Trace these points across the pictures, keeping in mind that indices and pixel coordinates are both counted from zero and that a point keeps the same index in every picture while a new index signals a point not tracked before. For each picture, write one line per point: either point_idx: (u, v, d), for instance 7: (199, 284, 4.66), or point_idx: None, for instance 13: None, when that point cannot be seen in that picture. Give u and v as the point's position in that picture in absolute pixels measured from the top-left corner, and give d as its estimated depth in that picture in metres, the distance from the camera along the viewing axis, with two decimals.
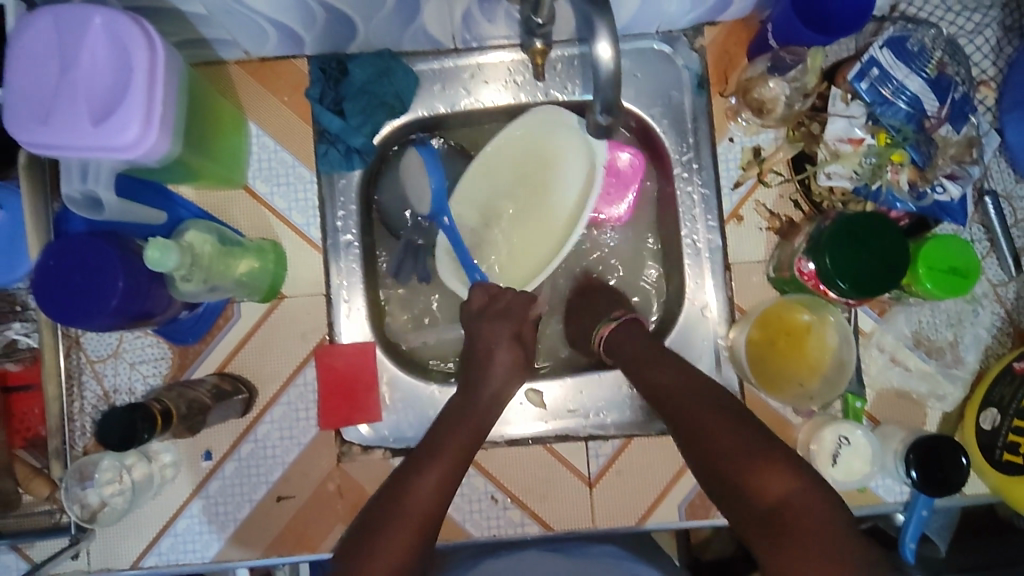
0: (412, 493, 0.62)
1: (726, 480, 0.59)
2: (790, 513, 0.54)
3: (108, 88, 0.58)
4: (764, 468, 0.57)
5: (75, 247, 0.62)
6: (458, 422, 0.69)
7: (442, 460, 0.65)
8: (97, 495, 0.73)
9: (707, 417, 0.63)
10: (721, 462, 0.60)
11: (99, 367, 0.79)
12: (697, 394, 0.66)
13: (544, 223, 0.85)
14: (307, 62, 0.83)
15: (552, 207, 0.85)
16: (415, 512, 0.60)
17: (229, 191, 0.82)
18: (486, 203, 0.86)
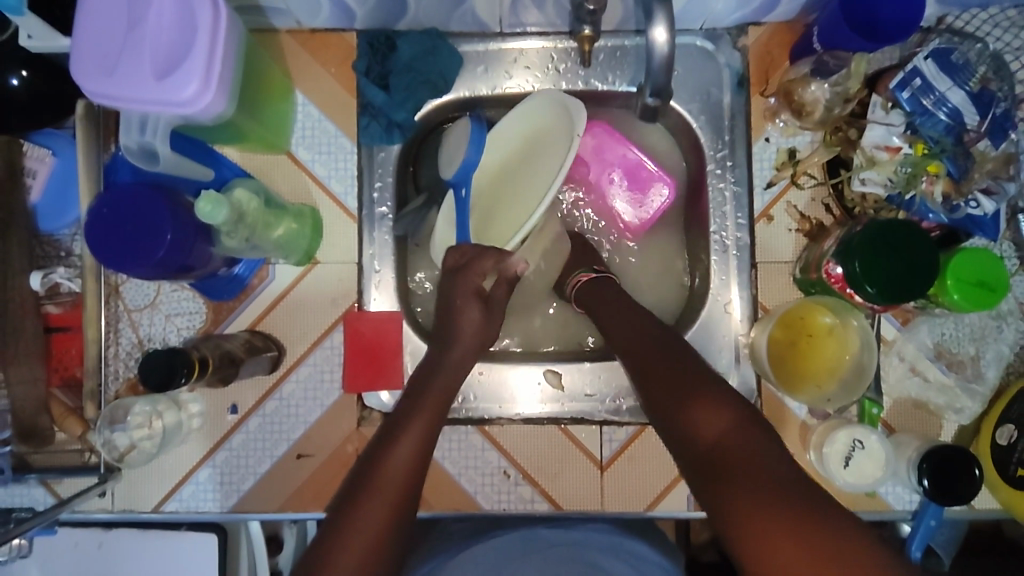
0: (388, 465, 0.62)
1: (670, 421, 0.61)
2: (730, 451, 0.56)
3: (172, 45, 0.60)
4: (703, 406, 0.59)
5: (129, 197, 0.65)
6: (432, 387, 0.70)
7: (421, 415, 0.67)
8: (127, 437, 0.77)
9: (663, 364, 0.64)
10: (668, 406, 0.61)
11: (136, 316, 0.82)
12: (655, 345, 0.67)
13: (531, 196, 0.79)
14: (356, 36, 0.85)
15: (539, 180, 0.79)
16: (391, 482, 0.61)
17: (272, 156, 0.84)
18: (492, 182, 0.84)
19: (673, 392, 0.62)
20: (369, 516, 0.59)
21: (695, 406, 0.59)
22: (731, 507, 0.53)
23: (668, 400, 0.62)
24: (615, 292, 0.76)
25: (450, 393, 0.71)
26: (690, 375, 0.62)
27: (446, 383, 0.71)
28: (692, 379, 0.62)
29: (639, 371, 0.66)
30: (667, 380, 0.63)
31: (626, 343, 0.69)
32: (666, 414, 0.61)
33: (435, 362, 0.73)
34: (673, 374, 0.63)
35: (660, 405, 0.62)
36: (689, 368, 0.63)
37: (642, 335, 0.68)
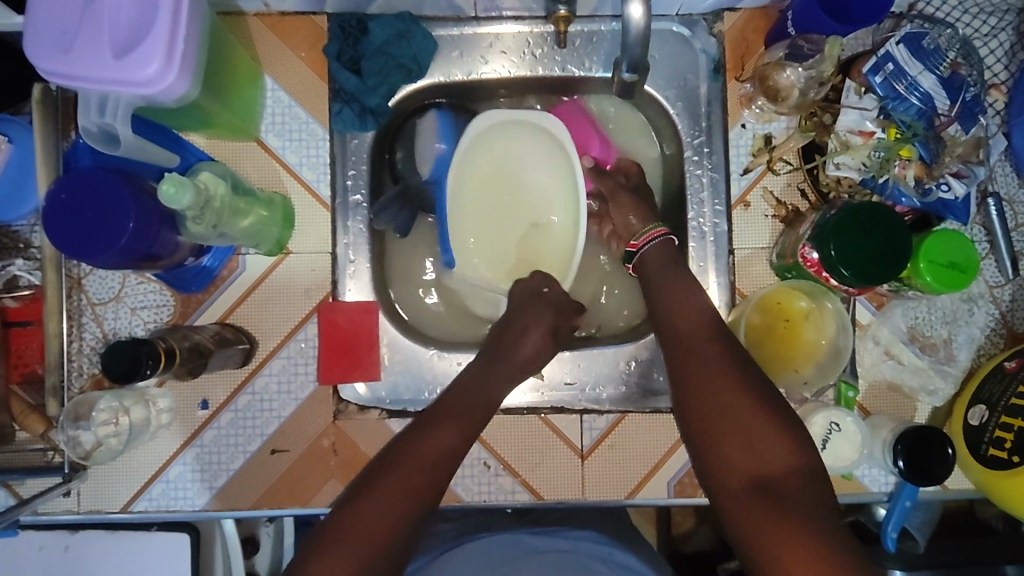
0: (405, 459, 0.63)
1: (715, 437, 0.63)
2: (778, 486, 0.59)
3: (131, 22, 0.58)
4: (757, 436, 0.61)
5: (87, 181, 0.62)
6: (463, 397, 0.70)
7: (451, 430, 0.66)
8: (92, 435, 0.73)
9: (723, 376, 0.64)
10: (718, 420, 0.63)
11: (100, 310, 0.79)
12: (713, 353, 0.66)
13: (540, 221, 0.86)
14: (327, 20, 0.83)
15: (537, 206, 0.86)
16: (399, 473, 0.62)
17: (241, 143, 0.82)
18: (479, 212, 0.86)
19: (738, 424, 0.62)
20: (371, 502, 0.60)
21: (757, 433, 0.61)
22: (759, 545, 0.57)
23: (722, 418, 0.63)
24: (680, 285, 0.73)
25: (484, 409, 0.71)
26: (756, 400, 0.63)
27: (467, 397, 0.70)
28: (756, 404, 0.63)
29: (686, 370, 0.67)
30: (732, 404, 0.63)
31: (686, 346, 0.68)
32: (718, 432, 0.63)
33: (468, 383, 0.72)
34: (738, 396, 0.63)
35: (712, 427, 0.63)
36: (757, 391, 0.63)
37: (708, 345, 0.67)
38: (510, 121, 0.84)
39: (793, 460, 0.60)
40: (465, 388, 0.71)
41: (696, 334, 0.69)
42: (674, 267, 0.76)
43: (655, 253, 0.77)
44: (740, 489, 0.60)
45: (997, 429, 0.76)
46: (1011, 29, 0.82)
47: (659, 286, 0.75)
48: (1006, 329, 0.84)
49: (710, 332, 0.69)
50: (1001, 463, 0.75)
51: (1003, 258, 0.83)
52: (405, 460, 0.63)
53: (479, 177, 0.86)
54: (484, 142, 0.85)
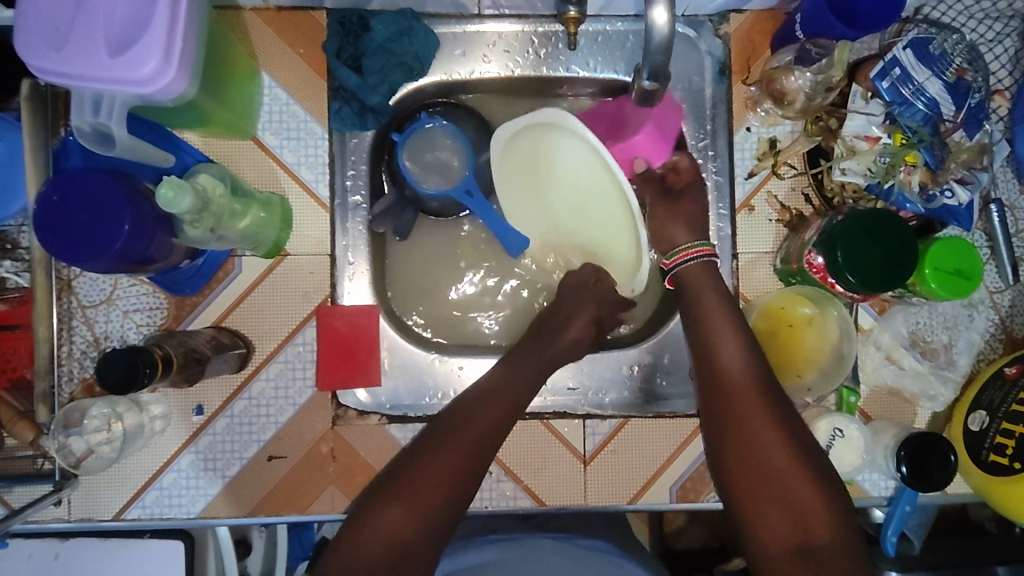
0: (420, 484, 0.63)
1: (756, 481, 0.63)
2: (817, 545, 0.60)
3: (127, 19, 0.56)
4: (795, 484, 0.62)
5: (79, 182, 0.60)
6: (480, 410, 0.69)
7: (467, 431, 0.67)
8: (83, 443, 0.71)
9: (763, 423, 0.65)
10: (760, 469, 0.63)
11: (90, 313, 0.77)
12: (753, 394, 0.66)
13: (599, 207, 0.82)
14: (326, 16, 0.81)
15: (586, 193, 0.82)
16: (415, 500, 0.62)
17: (237, 141, 0.79)
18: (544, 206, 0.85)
19: (778, 476, 0.63)
20: (388, 522, 0.61)
21: (796, 492, 0.62)
22: None
23: (764, 471, 0.63)
24: (726, 323, 0.71)
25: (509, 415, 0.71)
26: (796, 453, 0.64)
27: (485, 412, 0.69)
28: (800, 466, 0.63)
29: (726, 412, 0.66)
30: (773, 459, 0.63)
31: (729, 388, 0.67)
32: (762, 488, 0.63)
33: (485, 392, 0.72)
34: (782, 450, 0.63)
35: (748, 471, 0.64)
36: (800, 444, 0.64)
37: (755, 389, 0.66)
38: (523, 125, 0.80)
39: (830, 527, 0.61)
40: (483, 400, 0.71)
41: (744, 379, 0.67)
42: (719, 290, 0.74)
43: (695, 275, 0.75)
44: (777, 544, 0.61)
45: (997, 435, 0.76)
46: (1016, 35, 0.82)
47: (707, 319, 0.72)
48: (1005, 335, 0.85)
49: (758, 376, 0.67)
50: (1004, 469, 0.75)
51: (1003, 264, 0.83)
52: (424, 478, 0.63)
53: (522, 188, 0.84)
54: (508, 154, 0.81)
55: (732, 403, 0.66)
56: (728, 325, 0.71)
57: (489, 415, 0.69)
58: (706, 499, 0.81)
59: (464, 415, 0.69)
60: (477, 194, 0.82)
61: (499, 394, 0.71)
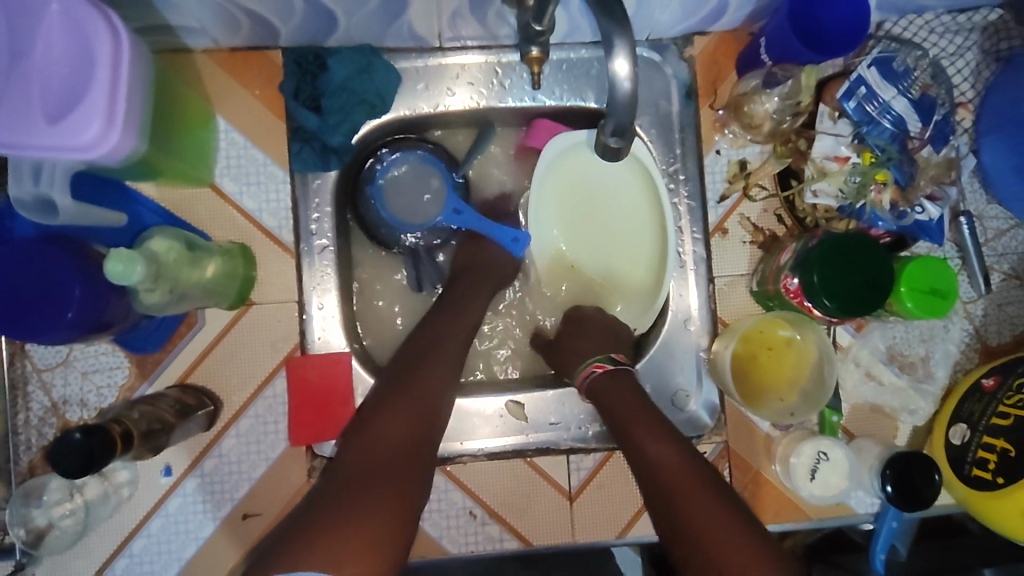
0: (367, 443, 0.58)
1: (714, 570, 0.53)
2: None
3: (65, 81, 0.52)
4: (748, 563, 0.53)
5: (19, 255, 0.56)
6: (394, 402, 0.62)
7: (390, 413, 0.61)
8: (46, 517, 0.69)
9: (698, 502, 0.58)
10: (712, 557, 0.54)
11: (47, 377, 0.73)
12: (685, 470, 0.61)
13: (628, 235, 0.84)
14: (281, 54, 0.78)
15: (635, 240, 0.84)
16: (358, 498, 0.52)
17: (194, 189, 0.76)
18: (584, 225, 0.85)
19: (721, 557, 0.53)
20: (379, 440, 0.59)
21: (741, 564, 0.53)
22: None
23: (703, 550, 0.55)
24: (645, 418, 0.67)
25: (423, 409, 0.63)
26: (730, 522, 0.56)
27: (433, 368, 0.67)
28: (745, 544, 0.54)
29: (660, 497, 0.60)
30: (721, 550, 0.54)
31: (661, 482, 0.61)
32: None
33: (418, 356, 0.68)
34: (714, 522, 0.56)
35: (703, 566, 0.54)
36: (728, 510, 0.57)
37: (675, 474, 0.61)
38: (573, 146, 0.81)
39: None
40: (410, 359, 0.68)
41: (672, 470, 0.61)
42: (632, 390, 0.71)
43: (600, 386, 0.72)
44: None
45: (979, 450, 0.76)
46: (976, 48, 0.82)
47: (624, 422, 0.68)
48: (980, 345, 0.85)
49: (687, 466, 0.61)
50: (985, 484, 0.75)
51: (975, 274, 0.84)
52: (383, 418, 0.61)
53: (568, 206, 0.84)
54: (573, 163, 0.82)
55: (668, 493, 0.60)
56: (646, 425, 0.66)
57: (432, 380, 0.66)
58: None
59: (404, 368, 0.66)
60: (465, 210, 0.81)
61: (432, 354, 0.68)
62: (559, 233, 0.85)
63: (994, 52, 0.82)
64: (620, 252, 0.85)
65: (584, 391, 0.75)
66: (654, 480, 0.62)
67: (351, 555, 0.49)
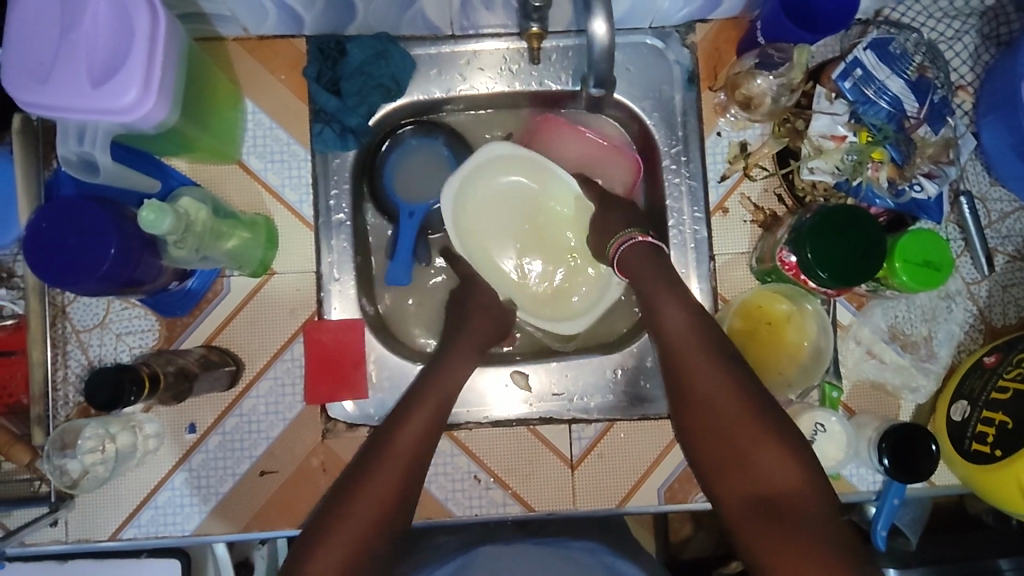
0: (382, 467, 0.65)
1: (698, 418, 0.65)
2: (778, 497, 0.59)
3: (108, 52, 0.58)
4: (736, 421, 0.63)
5: (69, 209, 0.62)
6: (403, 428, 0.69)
7: (409, 431, 0.68)
8: (79, 463, 0.74)
9: (693, 349, 0.67)
10: (701, 405, 0.65)
11: (85, 337, 0.79)
12: (692, 336, 0.68)
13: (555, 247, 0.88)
14: (305, 42, 0.84)
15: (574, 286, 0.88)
16: (371, 489, 0.64)
17: (223, 166, 0.82)
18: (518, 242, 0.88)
19: (716, 410, 0.64)
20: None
21: (746, 443, 0.62)
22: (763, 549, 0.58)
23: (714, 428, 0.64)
24: (673, 293, 0.70)
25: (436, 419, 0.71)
26: (749, 411, 0.63)
27: (386, 480, 0.64)
28: (730, 389, 0.64)
29: (671, 354, 0.68)
30: (698, 380, 0.65)
31: (675, 352, 0.67)
32: (726, 462, 0.63)
33: (359, 471, 0.65)
34: (707, 380, 0.65)
35: (702, 421, 0.64)
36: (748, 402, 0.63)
37: (694, 353, 0.66)
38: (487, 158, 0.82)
39: (798, 478, 0.60)
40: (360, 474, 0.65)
41: (685, 336, 0.68)
42: (661, 271, 0.72)
43: (632, 255, 0.74)
44: (733, 500, 0.61)
45: (978, 425, 0.77)
46: (974, 32, 0.84)
47: (647, 290, 0.72)
48: (984, 325, 0.86)
49: (698, 332, 0.68)
50: (985, 458, 0.75)
51: (977, 255, 0.85)
52: (330, 541, 0.60)
53: (480, 226, 0.86)
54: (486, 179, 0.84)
55: (678, 358, 0.67)
56: (669, 296, 0.70)
57: (381, 490, 0.64)
58: (695, 499, 0.82)
59: (347, 491, 0.64)
60: (415, 219, 0.86)
61: (390, 449, 0.67)
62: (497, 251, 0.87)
63: (992, 37, 0.84)
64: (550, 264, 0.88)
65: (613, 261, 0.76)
66: (673, 347, 0.68)
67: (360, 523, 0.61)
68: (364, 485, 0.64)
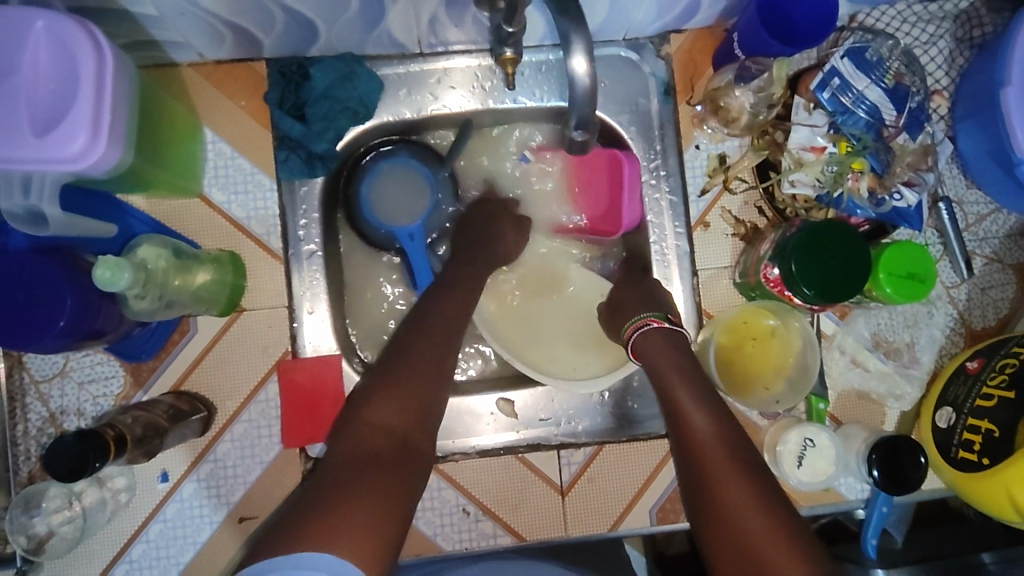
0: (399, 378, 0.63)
1: (716, 521, 0.60)
2: None
3: (52, 97, 0.54)
4: (754, 529, 0.57)
5: (16, 265, 0.58)
6: (419, 340, 0.67)
7: (423, 343, 0.67)
8: (44, 524, 0.70)
9: (714, 447, 0.64)
10: (723, 509, 0.60)
11: (44, 388, 0.75)
12: (713, 435, 0.64)
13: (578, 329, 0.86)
14: (265, 66, 0.79)
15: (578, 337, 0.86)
16: (392, 395, 0.62)
17: (184, 200, 0.78)
18: (539, 315, 0.87)
19: (735, 516, 0.59)
20: (378, 418, 0.60)
21: (771, 553, 0.56)
22: None
23: (739, 538, 0.58)
24: (680, 381, 0.68)
25: (446, 333, 0.68)
26: (773, 521, 0.58)
27: (437, 333, 0.68)
28: (751, 490, 0.60)
29: (689, 455, 0.65)
30: (721, 481, 0.61)
31: (691, 450, 0.64)
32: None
33: (373, 384, 0.64)
34: (730, 484, 0.61)
35: (722, 527, 0.59)
36: (773, 513, 0.58)
37: (714, 450, 0.63)
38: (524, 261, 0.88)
39: None
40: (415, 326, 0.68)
41: (703, 434, 0.65)
42: (680, 355, 0.71)
43: (649, 339, 0.72)
44: None
45: (964, 432, 0.77)
46: (949, 36, 0.83)
47: (662, 381, 0.69)
48: (965, 329, 0.86)
49: (718, 430, 0.65)
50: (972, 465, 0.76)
51: (957, 259, 0.85)
52: (384, 390, 0.62)
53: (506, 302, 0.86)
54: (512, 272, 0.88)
55: (696, 457, 0.64)
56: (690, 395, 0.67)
57: (402, 399, 0.62)
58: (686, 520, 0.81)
59: (402, 340, 0.67)
60: (419, 239, 0.83)
61: (399, 363, 0.65)
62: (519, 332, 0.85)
63: (966, 40, 0.83)
64: (562, 339, 0.85)
65: (629, 345, 0.74)
66: (692, 443, 0.65)
67: (376, 432, 0.59)
68: (380, 401, 0.62)
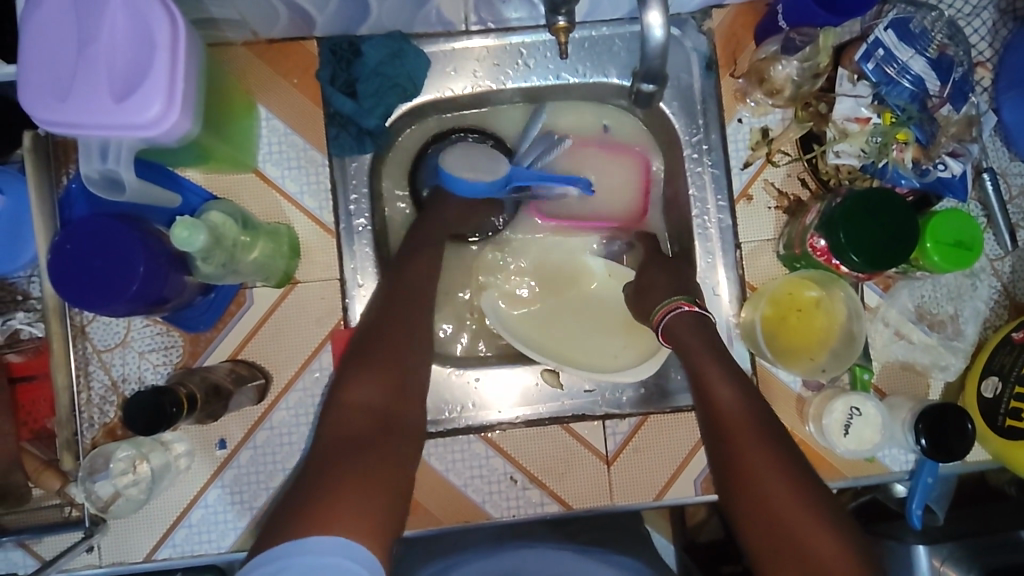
0: (380, 357, 0.66)
1: (738, 492, 0.62)
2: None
3: (130, 64, 0.56)
4: (776, 495, 0.60)
5: (93, 229, 0.60)
6: (391, 327, 0.70)
7: (402, 329, 0.70)
8: (111, 486, 0.72)
9: (738, 422, 0.65)
10: (745, 481, 0.62)
11: (106, 357, 0.77)
12: (739, 410, 0.66)
13: (599, 322, 0.87)
14: (317, 44, 0.82)
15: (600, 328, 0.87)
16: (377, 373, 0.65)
17: (239, 175, 0.80)
18: (558, 307, 0.89)
19: (764, 491, 0.61)
20: (361, 394, 0.63)
21: (793, 520, 0.59)
22: None
23: (764, 506, 0.60)
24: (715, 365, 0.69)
25: (418, 318, 0.72)
26: (796, 492, 0.60)
27: (410, 324, 0.71)
28: (773, 461, 0.62)
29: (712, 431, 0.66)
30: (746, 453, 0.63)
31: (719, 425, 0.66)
32: (781, 546, 0.58)
33: (359, 360, 0.67)
34: (757, 454, 0.63)
35: (747, 497, 0.62)
36: (798, 481, 0.61)
37: (742, 428, 0.65)
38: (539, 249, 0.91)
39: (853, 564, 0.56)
40: (372, 332, 0.70)
41: (732, 412, 0.66)
42: (710, 342, 0.71)
43: (678, 325, 0.72)
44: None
45: (1012, 401, 0.77)
46: (992, 7, 0.84)
47: (692, 360, 0.70)
48: (1009, 301, 0.86)
49: (744, 407, 0.66)
50: (1020, 433, 0.76)
51: (1001, 231, 0.85)
52: (368, 374, 0.65)
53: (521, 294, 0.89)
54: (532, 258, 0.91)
55: (721, 432, 0.65)
56: (717, 372, 0.68)
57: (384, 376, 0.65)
58: None
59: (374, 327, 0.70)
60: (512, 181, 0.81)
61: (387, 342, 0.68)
62: (534, 324, 0.87)
63: (1009, 11, 0.84)
64: (583, 331, 0.87)
65: (658, 328, 0.74)
66: (721, 419, 0.66)
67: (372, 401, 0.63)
68: (363, 376, 0.65)
